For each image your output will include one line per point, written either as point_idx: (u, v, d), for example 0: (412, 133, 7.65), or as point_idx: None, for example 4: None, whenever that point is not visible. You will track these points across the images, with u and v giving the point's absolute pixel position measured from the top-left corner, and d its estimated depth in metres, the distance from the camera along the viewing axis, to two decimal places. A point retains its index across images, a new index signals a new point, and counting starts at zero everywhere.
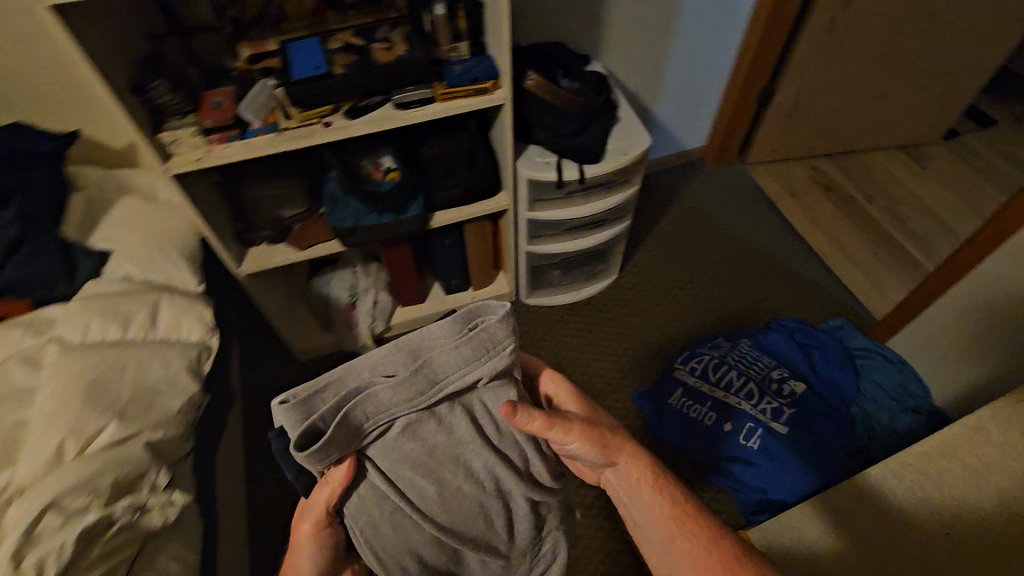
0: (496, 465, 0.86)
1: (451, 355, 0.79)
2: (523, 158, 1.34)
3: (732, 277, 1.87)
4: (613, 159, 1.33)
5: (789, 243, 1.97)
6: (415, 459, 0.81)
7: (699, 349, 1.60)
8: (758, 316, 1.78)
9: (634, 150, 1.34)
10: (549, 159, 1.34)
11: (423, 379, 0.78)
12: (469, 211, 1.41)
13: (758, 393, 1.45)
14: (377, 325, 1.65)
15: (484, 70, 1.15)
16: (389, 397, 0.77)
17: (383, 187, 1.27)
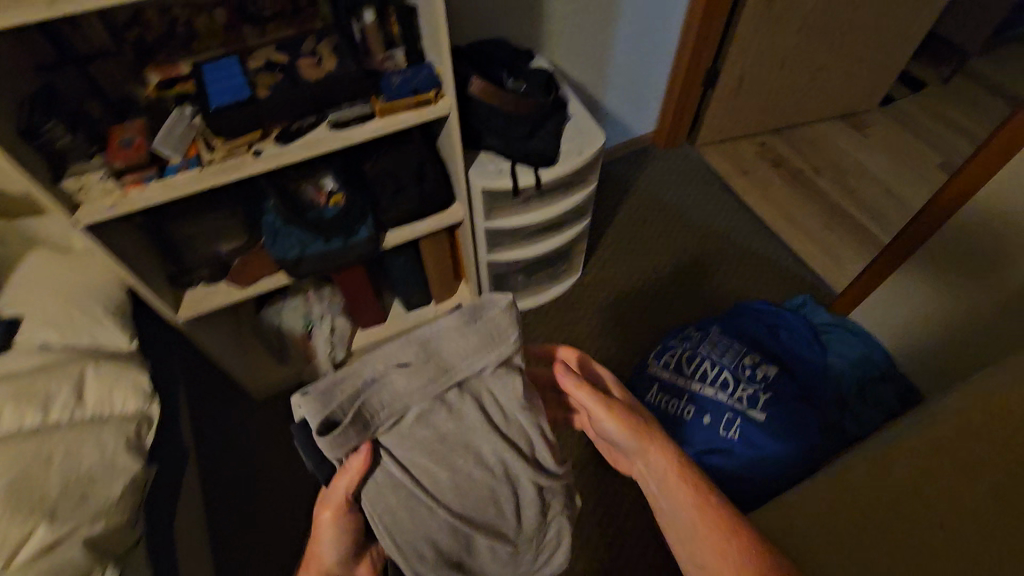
0: (508, 454, 0.84)
1: (459, 340, 0.82)
2: (474, 166, 1.27)
3: (694, 262, 1.87)
4: (568, 161, 1.28)
5: (745, 223, 1.98)
6: (427, 446, 0.80)
7: (670, 342, 1.58)
8: (724, 300, 1.78)
9: (589, 149, 1.30)
10: (501, 166, 1.27)
11: (434, 366, 0.81)
12: (423, 227, 1.33)
13: (733, 380, 1.45)
14: (338, 352, 1.55)
15: (425, 80, 1.07)
16: (403, 383, 0.79)
17: (328, 213, 1.20)
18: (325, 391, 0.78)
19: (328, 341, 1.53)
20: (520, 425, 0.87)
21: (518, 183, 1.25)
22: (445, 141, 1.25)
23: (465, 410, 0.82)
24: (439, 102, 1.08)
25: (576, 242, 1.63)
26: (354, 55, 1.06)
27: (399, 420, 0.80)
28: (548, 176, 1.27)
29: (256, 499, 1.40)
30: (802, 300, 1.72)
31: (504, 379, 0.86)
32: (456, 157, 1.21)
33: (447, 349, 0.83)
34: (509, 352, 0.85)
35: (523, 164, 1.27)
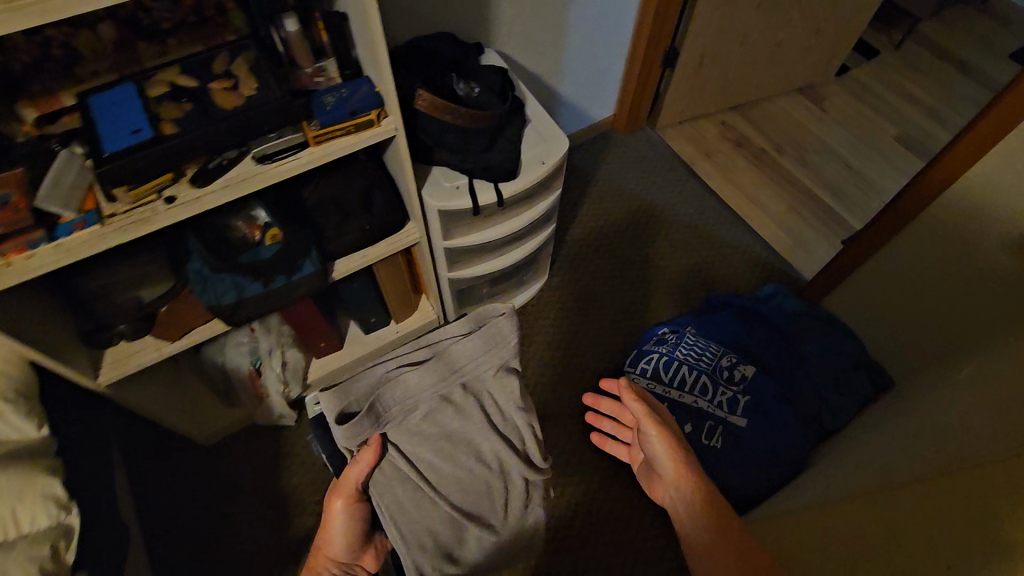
0: (498, 446, 1.21)
1: (465, 350, 1.20)
2: (427, 185, 1.14)
3: (662, 255, 1.80)
4: (530, 174, 1.17)
5: (712, 210, 1.91)
6: (434, 439, 1.18)
7: (645, 347, 1.51)
8: (696, 294, 1.73)
9: (552, 159, 1.19)
10: (457, 182, 1.15)
11: (445, 367, 1.19)
12: (375, 254, 1.20)
13: (712, 385, 1.40)
14: (294, 388, 1.43)
15: (363, 99, 0.93)
16: (414, 384, 1.16)
17: (265, 253, 1.05)
18: (348, 393, 1.17)
19: (280, 378, 1.41)
20: (514, 427, 1.24)
21: (477, 202, 1.14)
22: (393, 159, 1.11)
23: (468, 403, 1.20)
24: (382, 124, 0.95)
25: (542, 249, 1.53)
26: (278, 75, 0.91)
27: (410, 414, 1.17)
28: (510, 191, 1.16)
29: (217, 558, 1.30)
30: (774, 289, 1.67)
31: (501, 381, 1.23)
32: (406, 178, 1.08)
33: (454, 356, 1.21)
34: (502, 360, 1.23)
35: (482, 180, 1.15)
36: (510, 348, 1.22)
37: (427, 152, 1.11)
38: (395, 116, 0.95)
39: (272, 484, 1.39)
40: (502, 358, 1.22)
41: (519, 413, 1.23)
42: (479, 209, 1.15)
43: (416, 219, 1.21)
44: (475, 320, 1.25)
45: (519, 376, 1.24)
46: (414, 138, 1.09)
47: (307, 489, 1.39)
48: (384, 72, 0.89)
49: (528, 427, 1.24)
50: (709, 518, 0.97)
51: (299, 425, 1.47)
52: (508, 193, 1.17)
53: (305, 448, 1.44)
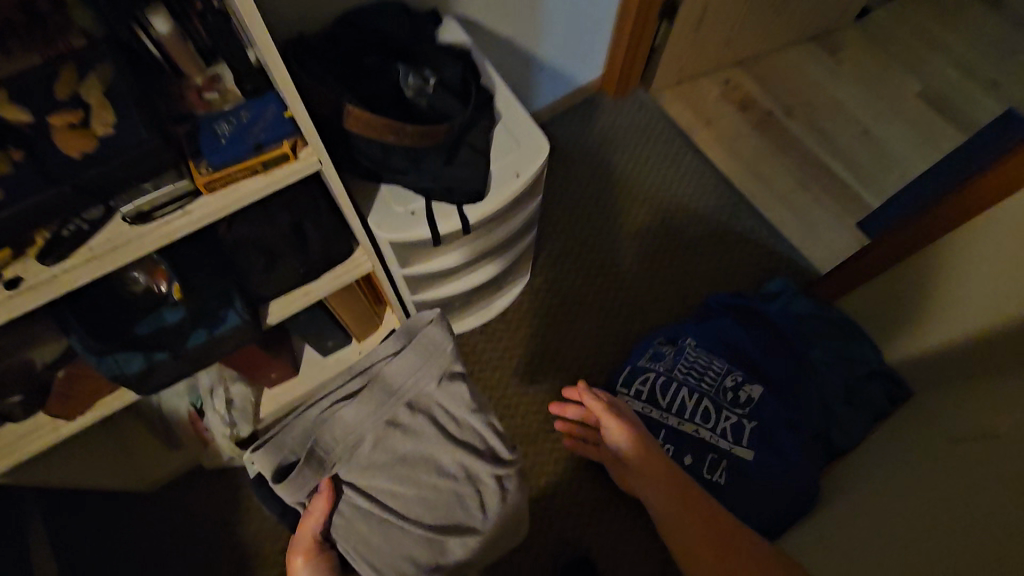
0: (461, 456, 1.06)
1: (397, 367, 1.05)
2: (377, 212, 0.92)
3: (657, 250, 1.60)
4: (502, 193, 0.95)
5: (714, 188, 1.68)
6: (390, 467, 1.04)
7: (639, 363, 1.34)
8: (695, 290, 1.54)
9: (529, 173, 0.96)
10: (413, 207, 0.93)
11: (381, 394, 1.03)
12: (318, 292, 1.00)
13: (714, 411, 1.25)
14: (245, 427, 1.27)
15: (269, 129, 0.70)
16: (350, 417, 1.02)
17: (170, 317, 0.86)
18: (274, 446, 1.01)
19: (226, 418, 1.24)
20: (472, 430, 1.08)
21: (437, 234, 0.92)
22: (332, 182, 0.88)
23: (414, 420, 1.06)
24: (300, 161, 0.72)
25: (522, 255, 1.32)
26: (149, 97, 0.67)
27: (354, 450, 1.03)
28: (478, 217, 0.94)
29: None
30: (784, 286, 1.49)
31: (448, 389, 1.08)
32: (346, 211, 0.86)
33: (389, 376, 1.05)
34: (444, 365, 1.07)
35: (442, 203, 0.93)
36: (447, 350, 1.06)
37: (370, 172, 0.88)
38: (320, 149, 0.72)
39: (227, 531, 1.26)
40: (443, 363, 1.07)
41: (475, 417, 1.08)
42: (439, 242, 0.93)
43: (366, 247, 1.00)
44: (406, 330, 1.08)
45: (466, 378, 1.08)
46: (353, 156, 0.86)
47: (266, 536, 1.26)
48: (293, 97, 0.65)
49: (487, 427, 1.08)
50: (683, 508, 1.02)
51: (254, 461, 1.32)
52: (475, 220, 0.95)
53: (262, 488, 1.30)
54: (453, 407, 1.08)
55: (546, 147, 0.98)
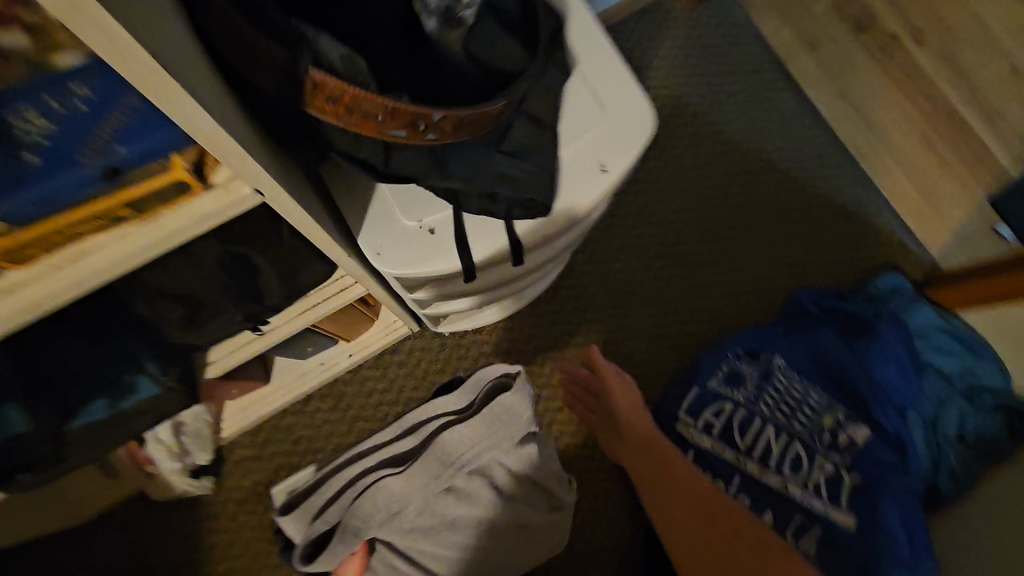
0: (512, 511, 0.93)
1: (461, 435, 0.88)
2: (372, 228, 0.58)
3: (738, 223, 1.23)
4: (579, 201, 0.59)
5: (812, 140, 1.28)
6: (435, 530, 0.91)
7: (709, 386, 1.06)
8: (781, 278, 1.20)
9: (622, 165, 0.60)
10: (427, 222, 0.58)
11: (439, 465, 0.88)
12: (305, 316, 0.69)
13: (807, 459, 0.99)
14: (203, 455, 0.98)
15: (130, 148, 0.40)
16: (398, 489, 0.88)
17: (14, 424, 0.51)
18: (310, 507, 0.91)
19: (176, 447, 0.95)
20: (532, 486, 0.96)
21: (469, 267, 0.58)
22: (285, 177, 0.50)
23: (468, 481, 0.93)
24: (216, 191, 0.47)
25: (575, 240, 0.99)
26: None
27: (396, 519, 0.89)
28: (536, 240, 0.60)
29: None
30: (896, 286, 1.17)
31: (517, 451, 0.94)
32: (316, 237, 0.52)
33: (452, 444, 0.88)
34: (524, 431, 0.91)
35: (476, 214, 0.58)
36: (527, 417, 0.90)
37: (356, 163, 0.51)
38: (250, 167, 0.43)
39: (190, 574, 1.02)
40: (518, 433, 0.90)
41: (537, 470, 0.95)
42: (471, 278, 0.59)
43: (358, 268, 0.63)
44: (472, 386, 0.95)
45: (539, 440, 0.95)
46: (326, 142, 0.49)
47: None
48: (165, 89, 0.34)
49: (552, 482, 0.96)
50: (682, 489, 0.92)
51: (219, 487, 1.05)
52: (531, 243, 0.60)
53: (231, 521, 1.04)
54: (518, 467, 0.94)
55: (650, 121, 0.62)
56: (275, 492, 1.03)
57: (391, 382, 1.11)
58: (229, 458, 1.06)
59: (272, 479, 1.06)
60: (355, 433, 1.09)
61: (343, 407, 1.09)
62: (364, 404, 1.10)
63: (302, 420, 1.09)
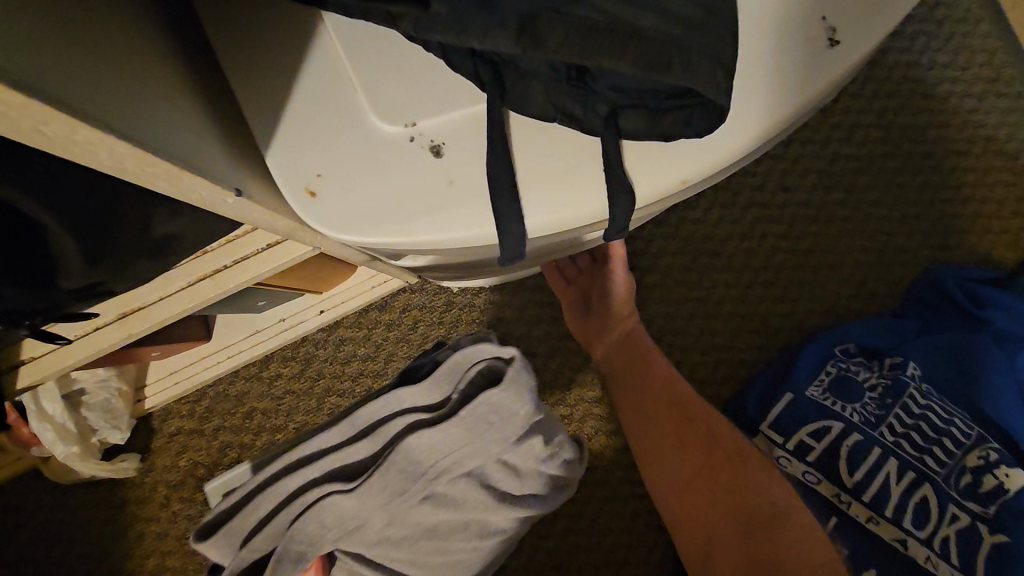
0: (521, 513, 0.69)
1: (431, 440, 0.62)
2: (335, 144, 0.33)
3: (865, 168, 0.89)
4: (786, 100, 0.34)
5: (988, 57, 0.91)
6: (415, 538, 0.66)
7: (808, 394, 0.78)
8: (915, 249, 0.88)
9: (870, 38, 0.34)
10: (426, 131, 0.33)
11: (409, 477, 0.63)
12: (233, 286, 0.46)
13: (938, 507, 0.72)
14: (116, 434, 0.75)
15: None
16: (352, 510, 0.63)
17: None
18: (235, 530, 0.64)
19: (72, 426, 0.70)
20: (538, 476, 0.69)
21: (516, 239, 0.32)
22: (29, 22, 0.23)
23: (456, 490, 0.66)
24: None
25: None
26: None
27: (357, 534, 0.65)
28: (665, 191, 0.34)
29: None
30: None
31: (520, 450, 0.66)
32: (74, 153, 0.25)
33: (418, 451, 0.63)
34: (521, 423, 0.64)
35: (534, 120, 0.32)
36: (524, 412, 0.64)
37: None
38: None
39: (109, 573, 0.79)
40: (509, 434, 0.64)
41: (546, 463, 0.68)
42: (524, 255, 0.34)
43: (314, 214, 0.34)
44: (447, 370, 0.64)
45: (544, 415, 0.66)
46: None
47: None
48: None
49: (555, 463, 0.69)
50: (676, 422, 0.71)
51: (146, 466, 0.80)
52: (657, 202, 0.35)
53: (163, 508, 0.80)
54: (520, 463, 0.67)
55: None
56: (212, 487, 0.77)
57: (377, 349, 0.82)
58: (161, 431, 0.81)
59: (216, 461, 0.81)
60: (327, 412, 0.82)
61: (311, 376, 0.82)
62: (339, 375, 0.82)
63: (256, 390, 0.82)
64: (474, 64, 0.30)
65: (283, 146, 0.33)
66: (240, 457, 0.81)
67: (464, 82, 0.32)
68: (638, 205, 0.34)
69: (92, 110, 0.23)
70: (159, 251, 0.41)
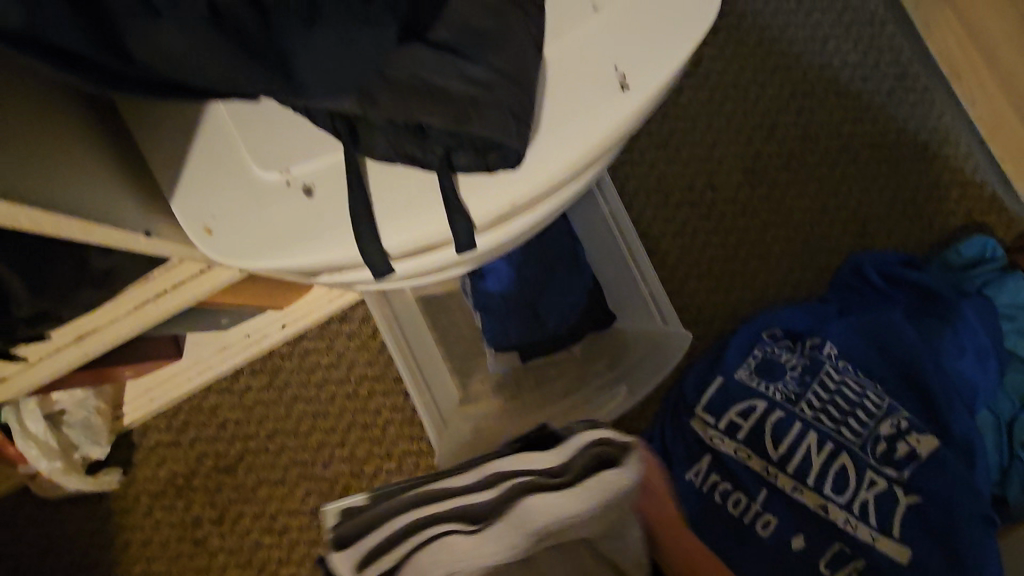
0: None
1: (546, 510, 0.52)
2: (227, 196, 0.42)
3: (786, 164, 0.96)
4: (585, 139, 0.40)
5: (894, 55, 0.98)
6: None
7: (737, 377, 0.84)
8: (836, 237, 0.94)
9: (656, 82, 0.41)
10: (298, 176, 0.42)
11: (520, 540, 0.52)
12: (168, 306, 0.53)
13: (854, 473, 0.79)
14: (97, 449, 0.81)
15: None
16: (474, 552, 0.51)
17: None
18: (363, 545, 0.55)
19: (55, 443, 0.76)
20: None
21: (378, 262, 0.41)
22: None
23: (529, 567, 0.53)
24: None
25: (619, 298, 0.83)
26: None
27: None
28: (505, 213, 0.42)
29: None
30: (986, 251, 0.90)
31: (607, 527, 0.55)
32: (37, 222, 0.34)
33: (539, 516, 0.52)
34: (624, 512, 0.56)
35: (384, 165, 0.41)
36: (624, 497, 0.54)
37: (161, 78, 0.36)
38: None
39: None
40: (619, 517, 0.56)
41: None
42: (391, 270, 0.42)
43: (220, 257, 0.43)
44: (563, 448, 0.57)
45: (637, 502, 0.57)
46: (22, 38, 0.29)
47: None
48: None
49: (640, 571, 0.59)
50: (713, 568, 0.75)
51: (128, 479, 0.86)
52: (493, 222, 0.42)
53: (146, 517, 0.86)
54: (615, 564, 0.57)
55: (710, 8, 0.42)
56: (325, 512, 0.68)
57: (339, 358, 0.88)
58: (141, 445, 0.87)
59: (193, 470, 0.87)
60: (294, 419, 0.87)
61: (279, 386, 0.88)
62: (304, 383, 0.88)
63: (227, 401, 0.88)
64: (332, 121, 0.39)
65: (184, 193, 0.43)
66: (215, 466, 0.87)
67: (324, 135, 0.42)
68: (484, 229, 0.43)
69: (9, 188, 0.32)
70: (103, 281, 0.47)
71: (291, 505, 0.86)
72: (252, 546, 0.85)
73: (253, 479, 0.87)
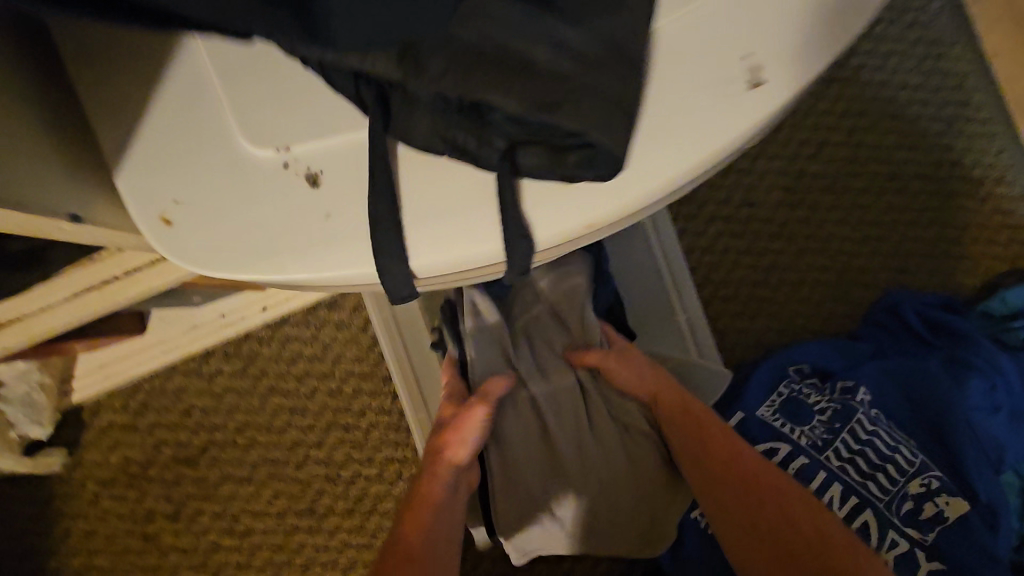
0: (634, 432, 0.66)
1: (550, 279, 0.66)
2: (201, 173, 0.36)
3: (830, 186, 0.88)
4: (685, 154, 0.35)
5: (958, 80, 0.90)
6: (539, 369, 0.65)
7: (758, 415, 0.78)
8: (874, 270, 0.87)
9: (790, 89, 0.35)
10: (299, 157, 0.36)
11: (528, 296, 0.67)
12: (108, 299, 0.49)
13: (874, 531, 0.73)
14: (37, 430, 0.72)
15: None
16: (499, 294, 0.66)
17: None
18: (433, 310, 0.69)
19: None
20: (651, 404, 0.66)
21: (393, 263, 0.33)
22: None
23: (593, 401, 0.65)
24: None
25: (644, 322, 0.76)
26: None
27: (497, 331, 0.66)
28: (580, 231, 0.36)
29: None
30: None
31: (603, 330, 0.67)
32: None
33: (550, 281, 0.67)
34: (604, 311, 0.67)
35: (424, 155, 0.35)
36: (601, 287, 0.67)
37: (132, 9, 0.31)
38: None
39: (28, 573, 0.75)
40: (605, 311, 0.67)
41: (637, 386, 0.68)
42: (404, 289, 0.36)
43: (193, 262, 0.37)
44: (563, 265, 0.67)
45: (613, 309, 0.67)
46: None
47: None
48: None
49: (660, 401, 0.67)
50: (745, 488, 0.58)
51: (73, 462, 0.77)
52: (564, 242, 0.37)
53: (91, 506, 0.77)
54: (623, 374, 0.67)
55: (862, 10, 0.35)
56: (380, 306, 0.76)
57: (323, 350, 0.79)
58: (91, 426, 0.78)
59: (148, 460, 0.78)
60: (266, 411, 0.79)
61: (253, 374, 0.79)
62: (282, 375, 0.79)
63: (193, 387, 0.78)
64: (358, 86, 0.34)
65: (141, 169, 0.37)
66: (173, 456, 0.78)
67: (347, 108, 0.35)
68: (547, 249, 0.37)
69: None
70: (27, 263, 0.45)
71: (256, 506, 0.78)
72: (208, 546, 0.77)
73: (215, 475, 0.78)
